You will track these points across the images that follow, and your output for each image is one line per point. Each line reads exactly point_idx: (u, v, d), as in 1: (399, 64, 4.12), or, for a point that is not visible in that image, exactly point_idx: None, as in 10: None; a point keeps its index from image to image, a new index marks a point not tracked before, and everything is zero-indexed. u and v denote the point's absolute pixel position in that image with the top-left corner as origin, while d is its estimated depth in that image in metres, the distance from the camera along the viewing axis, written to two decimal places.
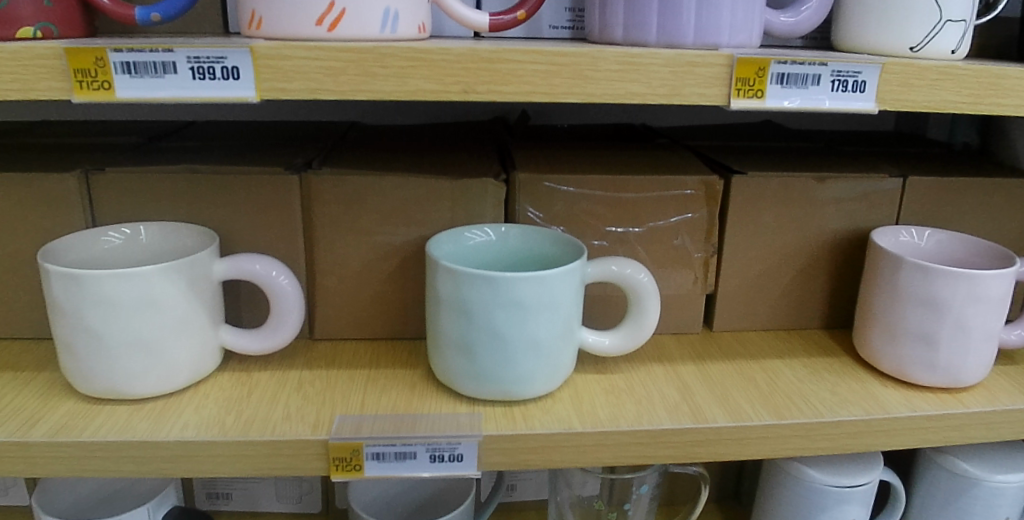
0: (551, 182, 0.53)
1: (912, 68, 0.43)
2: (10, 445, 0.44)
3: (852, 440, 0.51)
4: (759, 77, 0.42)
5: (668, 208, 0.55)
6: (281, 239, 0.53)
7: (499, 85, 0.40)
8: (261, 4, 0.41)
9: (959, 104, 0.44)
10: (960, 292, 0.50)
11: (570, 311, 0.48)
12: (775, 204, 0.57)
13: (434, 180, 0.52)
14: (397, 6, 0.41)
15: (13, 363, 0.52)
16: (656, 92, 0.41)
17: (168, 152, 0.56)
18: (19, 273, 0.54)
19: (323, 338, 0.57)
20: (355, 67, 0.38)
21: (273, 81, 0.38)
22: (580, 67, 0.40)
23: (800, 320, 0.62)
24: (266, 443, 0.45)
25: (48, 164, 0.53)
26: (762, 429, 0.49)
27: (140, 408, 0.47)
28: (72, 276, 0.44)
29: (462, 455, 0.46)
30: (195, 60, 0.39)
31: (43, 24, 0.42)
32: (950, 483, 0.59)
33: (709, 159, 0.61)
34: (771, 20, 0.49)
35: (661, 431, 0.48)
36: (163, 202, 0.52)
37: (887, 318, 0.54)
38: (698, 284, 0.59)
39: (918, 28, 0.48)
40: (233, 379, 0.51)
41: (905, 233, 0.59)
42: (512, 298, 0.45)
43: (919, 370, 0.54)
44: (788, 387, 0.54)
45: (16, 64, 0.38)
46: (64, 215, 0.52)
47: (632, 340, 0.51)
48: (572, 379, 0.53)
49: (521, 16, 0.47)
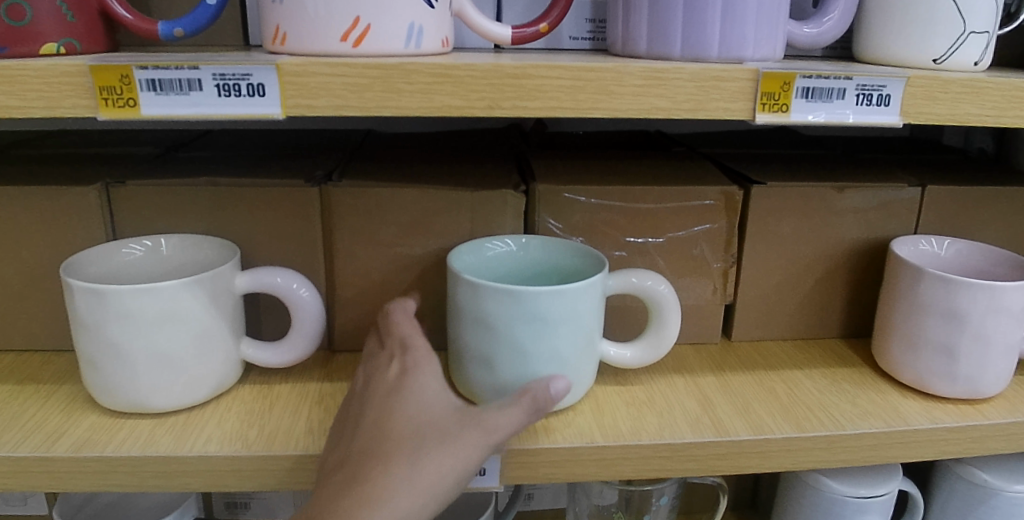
0: (571, 193, 0.53)
1: (937, 81, 0.43)
2: (34, 460, 0.44)
3: (873, 452, 0.50)
4: (784, 91, 0.42)
5: (688, 218, 0.55)
6: (301, 250, 0.53)
7: (524, 100, 0.39)
8: (286, 20, 0.41)
9: (983, 117, 0.44)
10: (982, 304, 0.50)
11: (591, 323, 0.48)
12: (795, 213, 0.57)
13: (454, 192, 0.52)
14: (421, 22, 0.41)
15: (37, 376, 0.53)
16: (680, 107, 0.41)
17: (189, 163, 0.56)
18: (39, 285, 0.54)
19: (342, 349, 0.57)
20: (381, 84, 0.38)
21: (298, 97, 0.38)
22: (605, 82, 0.40)
23: (818, 329, 0.62)
24: (290, 458, 0.45)
25: (68, 176, 0.53)
26: (784, 442, 0.49)
27: (163, 422, 0.47)
28: (95, 291, 0.44)
29: (485, 468, 0.46)
30: (220, 77, 0.39)
31: (66, 40, 0.42)
32: (969, 493, 0.59)
33: (727, 168, 0.61)
34: (793, 31, 0.49)
35: (683, 444, 0.47)
36: (183, 214, 0.52)
37: (907, 330, 0.54)
38: (717, 294, 0.58)
39: (942, 40, 0.47)
40: (254, 392, 0.52)
41: (925, 242, 0.58)
42: (534, 311, 0.45)
43: (939, 381, 0.53)
44: (808, 398, 0.54)
45: (41, 82, 0.38)
46: (86, 227, 0.52)
47: (655, 351, 0.51)
48: (592, 391, 0.53)
49: (544, 29, 0.47)
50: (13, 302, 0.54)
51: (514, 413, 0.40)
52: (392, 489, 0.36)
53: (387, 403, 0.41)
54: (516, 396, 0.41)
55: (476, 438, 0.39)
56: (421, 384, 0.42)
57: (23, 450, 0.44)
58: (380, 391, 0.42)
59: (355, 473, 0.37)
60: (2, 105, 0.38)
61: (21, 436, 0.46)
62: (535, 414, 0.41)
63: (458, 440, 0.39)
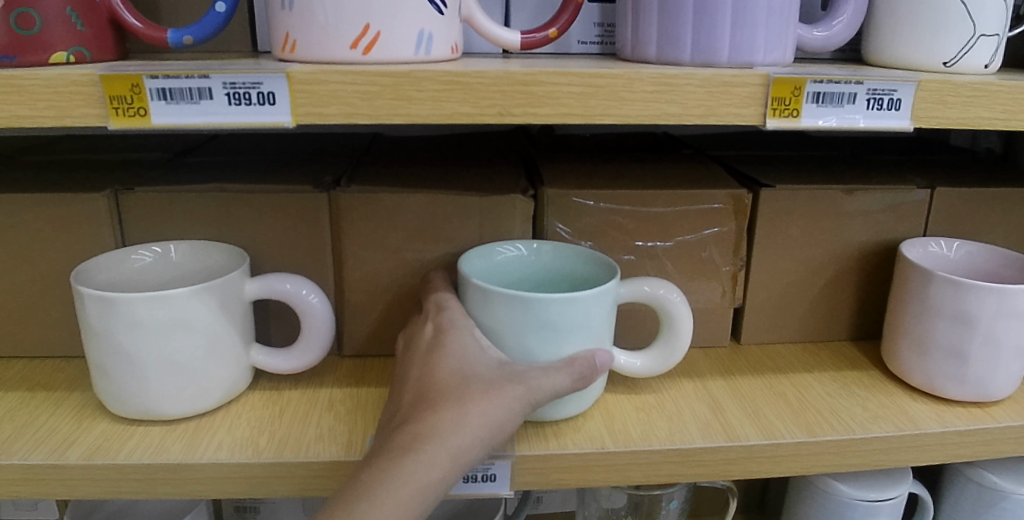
0: (579, 197, 0.53)
1: (947, 85, 0.43)
2: (46, 468, 0.44)
3: (884, 456, 0.50)
4: (795, 96, 0.42)
5: (697, 222, 0.55)
6: (311, 256, 0.53)
7: (535, 107, 0.39)
8: (296, 27, 0.41)
9: (993, 120, 0.43)
10: (993, 308, 0.50)
11: (602, 331, 0.48)
12: (804, 216, 0.57)
13: (463, 196, 0.52)
14: (431, 28, 0.41)
15: (47, 382, 0.53)
16: (690, 112, 0.41)
17: (199, 169, 0.56)
18: (50, 292, 0.54)
19: (352, 354, 0.57)
20: (391, 92, 0.38)
21: (308, 105, 0.38)
22: (616, 88, 0.40)
23: (827, 332, 0.62)
24: (300, 466, 0.45)
25: (78, 183, 0.53)
26: (794, 446, 0.49)
27: (174, 429, 0.48)
28: (106, 299, 0.44)
29: (495, 475, 0.46)
30: (230, 86, 0.39)
31: (75, 49, 0.42)
32: (979, 496, 0.59)
33: (735, 171, 0.61)
34: (803, 35, 0.49)
35: (693, 450, 0.47)
36: (193, 220, 0.52)
37: (917, 333, 0.54)
38: (726, 297, 0.58)
39: (951, 43, 0.47)
40: (264, 398, 0.52)
41: (934, 244, 0.58)
42: (544, 320, 0.45)
43: (949, 384, 0.53)
44: (818, 402, 0.54)
45: (52, 91, 0.38)
46: (96, 234, 0.52)
47: (667, 359, 0.51)
48: (603, 396, 0.53)
49: (552, 34, 0.47)
50: (23, 309, 0.54)
51: (556, 378, 0.44)
52: (445, 428, 0.39)
53: (427, 360, 0.44)
54: (560, 365, 0.44)
55: (522, 392, 0.42)
56: (460, 342, 0.44)
57: (35, 458, 0.45)
58: (420, 350, 0.45)
59: (408, 417, 0.40)
60: (13, 115, 0.38)
61: (32, 444, 0.46)
62: (578, 380, 0.44)
63: (505, 391, 0.41)
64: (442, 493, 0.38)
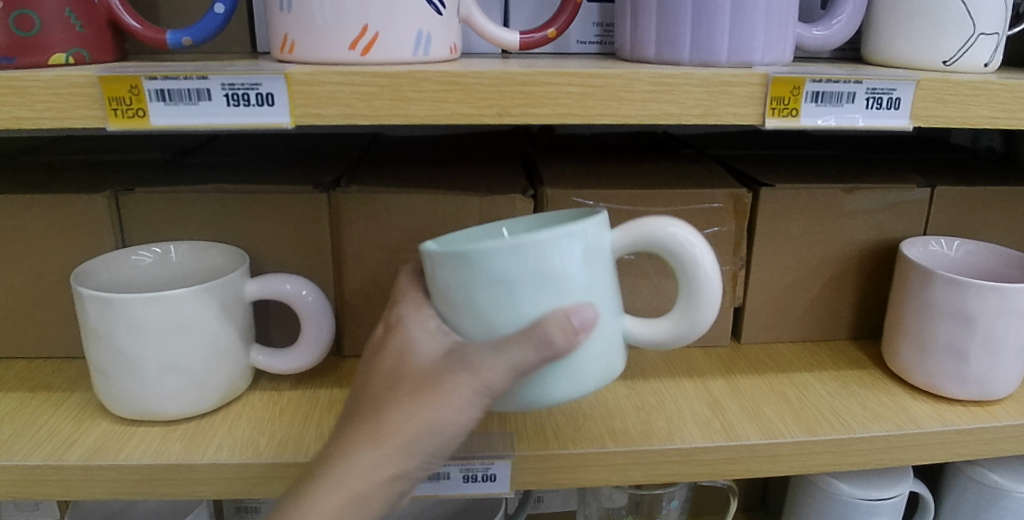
0: (579, 197, 0.53)
1: (947, 84, 0.43)
2: (47, 468, 0.44)
3: (884, 455, 0.50)
4: (794, 96, 0.41)
5: (697, 222, 0.55)
6: (310, 256, 0.53)
7: (533, 107, 0.39)
8: (294, 28, 0.41)
9: (993, 119, 0.43)
10: (993, 307, 0.50)
11: (585, 284, 0.37)
12: (804, 215, 0.57)
13: (462, 196, 0.51)
14: (429, 29, 0.41)
15: (48, 383, 0.53)
16: (689, 112, 0.41)
17: (198, 169, 0.56)
18: (50, 293, 0.54)
19: (352, 355, 0.57)
20: (390, 92, 0.38)
21: (307, 106, 0.38)
22: (615, 88, 0.39)
23: (828, 331, 0.62)
24: (300, 466, 0.45)
25: (77, 184, 0.53)
26: (794, 446, 0.49)
27: (174, 430, 0.48)
28: (105, 300, 0.44)
29: (496, 475, 0.46)
30: (230, 87, 0.39)
31: (75, 50, 0.42)
32: (980, 495, 0.59)
33: (735, 170, 0.61)
34: (802, 34, 0.49)
35: (693, 449, 0.47)
36: (192, 220, 0.52)
37: (917, 331, 0.54)
38: (726, 296, 0.58)
39: (951, 42, 0.47)
40: (264, 399, 0.52)
41: (935, 243, 0.58)
42: (497, 273, 0.36)
43: (949, 383, 0.53)
44: (818, 401, 0.54)
45: (51, 93, 0.38)
46: (95, 235, 0.52)
47: (686, 323, 0.39)
48: (603, 395, 0.53)
49: (552, 34, 0.47)
50: (23, 309, 0.54)
51: (512, 353, 0.35)
52: (353, 448, 0.37)
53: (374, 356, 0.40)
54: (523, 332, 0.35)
55: (464, 380, 0.36)
56: (408, 331, 0.39)
57: (36, 458, 0.45)
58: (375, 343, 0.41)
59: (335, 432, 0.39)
60: (13, 117, 0.38)
61: (33, 444, 0.46)
62: (544, 349, 0.34)
63: (441, 384, 0.36)
64: (386, 498, 0.37)
